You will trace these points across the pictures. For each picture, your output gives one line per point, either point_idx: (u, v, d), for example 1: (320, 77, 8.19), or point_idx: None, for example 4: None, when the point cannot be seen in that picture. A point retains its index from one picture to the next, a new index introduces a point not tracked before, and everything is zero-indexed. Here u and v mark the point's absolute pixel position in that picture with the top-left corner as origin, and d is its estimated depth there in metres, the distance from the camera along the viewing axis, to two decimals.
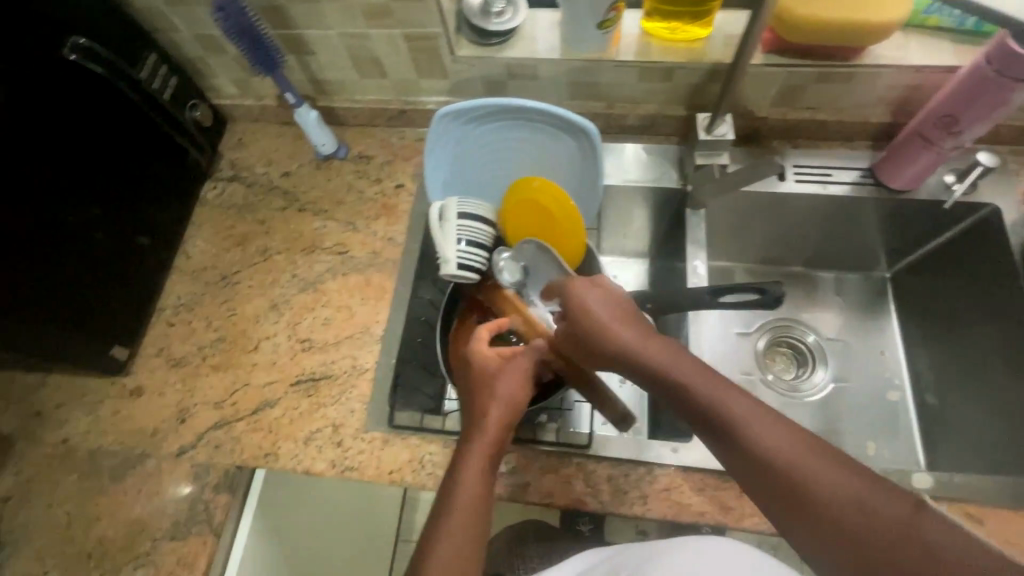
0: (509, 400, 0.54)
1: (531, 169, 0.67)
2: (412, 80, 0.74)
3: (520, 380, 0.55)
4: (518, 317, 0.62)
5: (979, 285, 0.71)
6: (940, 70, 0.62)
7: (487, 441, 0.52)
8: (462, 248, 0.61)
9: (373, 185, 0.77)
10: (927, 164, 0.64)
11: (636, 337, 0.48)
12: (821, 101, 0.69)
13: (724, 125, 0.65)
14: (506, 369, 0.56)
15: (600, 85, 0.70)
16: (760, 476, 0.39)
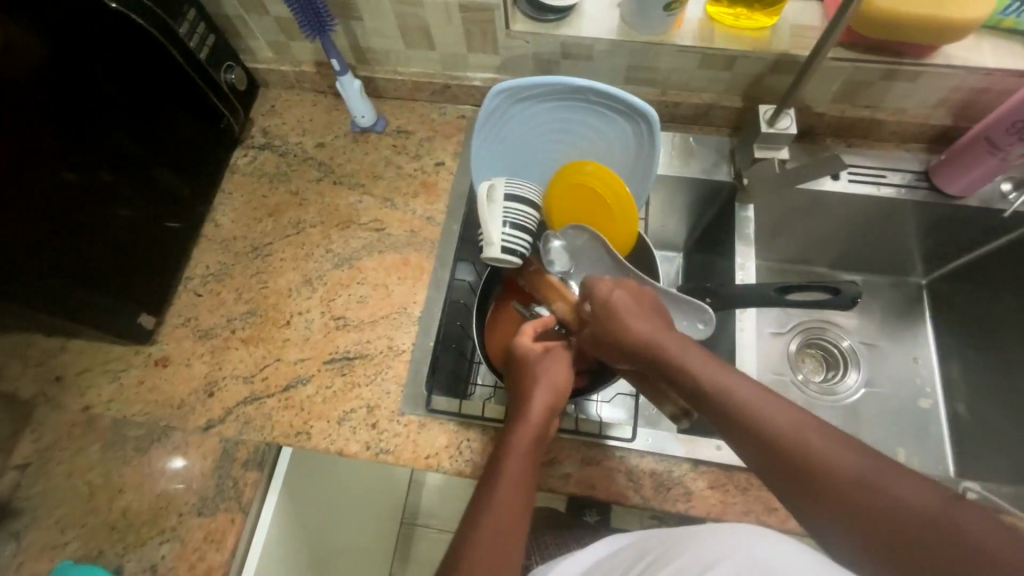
0: (554, 386, 0.53)
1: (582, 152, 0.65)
2: (461, 53, 0.71)
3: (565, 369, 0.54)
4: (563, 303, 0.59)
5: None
6: (1011, 73, 0.61)
7: (530, 427, 0.50)
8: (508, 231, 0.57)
9: (412, 161, 0.75)
10: (990, 171, 0.63)
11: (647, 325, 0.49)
12: (881, 100, 0.67)
13: (786, 118, 0.63)
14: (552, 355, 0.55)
15: (657, 69, 0.68)
16: (785, 470, 0.39)
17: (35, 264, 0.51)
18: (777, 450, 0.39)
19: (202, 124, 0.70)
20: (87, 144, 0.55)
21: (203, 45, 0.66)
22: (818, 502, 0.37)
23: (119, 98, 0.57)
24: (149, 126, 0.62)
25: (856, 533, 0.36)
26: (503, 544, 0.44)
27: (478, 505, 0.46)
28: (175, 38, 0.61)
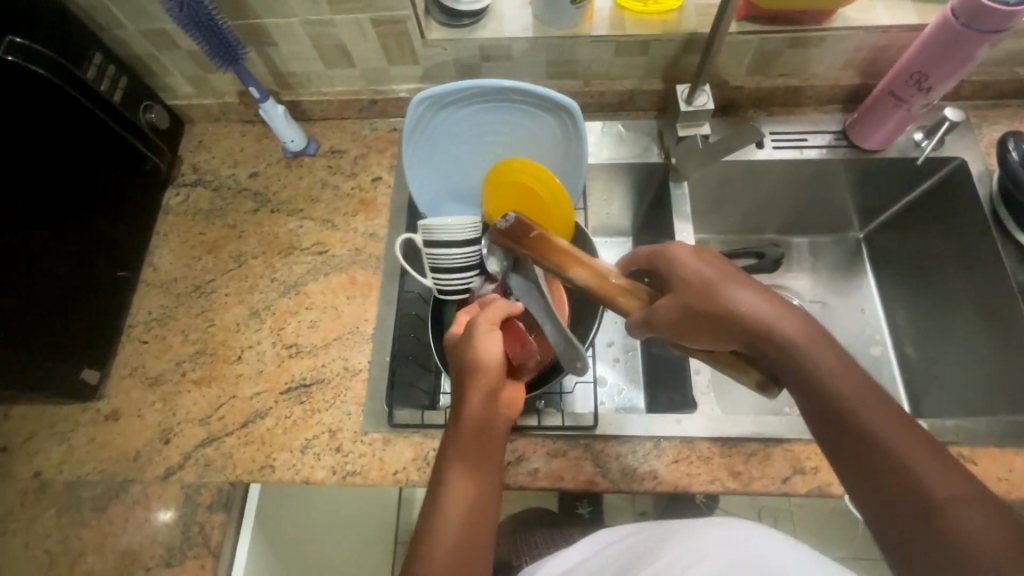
0: (479, 369, 0.50)
1: (512, 151, 0.66)
2: (382, 67, 0.71)
3: (491, 346, 0.51)
4: (576, 269, 0.53)
5: (948, 237, 0.73)
6: (905, 29, 0.64)
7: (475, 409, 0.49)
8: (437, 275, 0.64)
9: (348, 180, 0.75)
10: (900, 122, 0.66)
11: (754, 299, 0.47)
12: (791, 67, 0.70)
13: (703, 95, 0.66)
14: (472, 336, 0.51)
15: (577, 62, 0.69)
16: (837, 424, 0.44)
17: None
18: (843, 420, 0.43)
19: (128, 168, 0.69)
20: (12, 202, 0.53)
21: (115, 88, 0.65)
22: (901, 494, 0.40)
23: (41, 152, 0.56)
24: (75, 177, 0.60)
25: (877, 490, 0.42)
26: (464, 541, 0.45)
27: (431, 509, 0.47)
28: (82, 85, 0.60)
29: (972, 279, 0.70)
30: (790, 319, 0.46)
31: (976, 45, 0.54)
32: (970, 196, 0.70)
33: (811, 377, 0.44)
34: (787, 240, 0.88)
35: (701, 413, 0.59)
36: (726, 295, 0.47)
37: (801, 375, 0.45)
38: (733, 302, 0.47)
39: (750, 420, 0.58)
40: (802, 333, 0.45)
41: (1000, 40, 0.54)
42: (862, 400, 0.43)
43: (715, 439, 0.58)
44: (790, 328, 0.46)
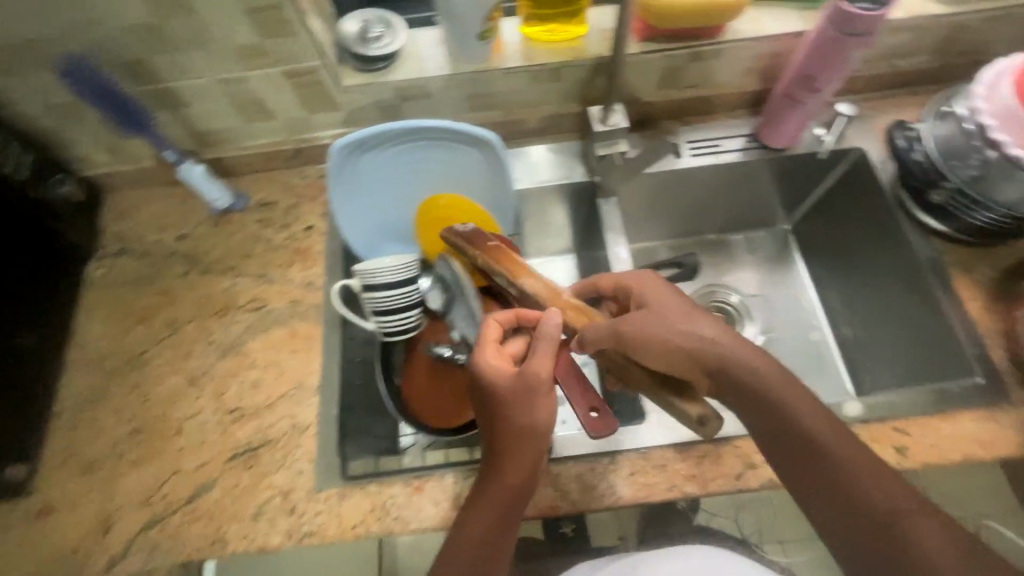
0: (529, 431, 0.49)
1: (442, 186, 0.67)
2: (302, 117, 0.71)
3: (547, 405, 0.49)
4: (529, 278, 0.56)
5: (859, 221, 0.78)
6: (792, 36, 0.68)
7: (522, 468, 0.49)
8: (376, 318, 0.64)
9: (281, 231, 0.73)
10: (800, 121, 0.70)
11: (714, 332, 0.50)
12: (698, 79, 0.73)
13: (617, 115, 0.68)
14: (529, 381, 0.48)
15: (495, 93, 0.71)
16: (790, 446, 0.48)
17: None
18: (800, 443, 0.48)
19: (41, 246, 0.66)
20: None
21: (20, 167, 0.62)
22: (851, 509, 0.46)
23: None
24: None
25: (830, 505, 0.47)
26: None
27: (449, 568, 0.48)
28: None
29: (888, 258, 0.74)
30: (754, 350, 0.49)
31: (851, 49, 0.58)
32: (873, 182, 0.74)
33: (774, 406, 0.48)
34: (724, 239, 0.91)
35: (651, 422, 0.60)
36: (688, 324, 0.50)
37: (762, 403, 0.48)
38: (692, 329, 0.49)
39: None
40: (767, 364, 0.49)
41: (870, 42, 0.58)
42: (824, 427, 0.48)
43: (667, 445, 0.59)
44: (756, 359, 0.49)
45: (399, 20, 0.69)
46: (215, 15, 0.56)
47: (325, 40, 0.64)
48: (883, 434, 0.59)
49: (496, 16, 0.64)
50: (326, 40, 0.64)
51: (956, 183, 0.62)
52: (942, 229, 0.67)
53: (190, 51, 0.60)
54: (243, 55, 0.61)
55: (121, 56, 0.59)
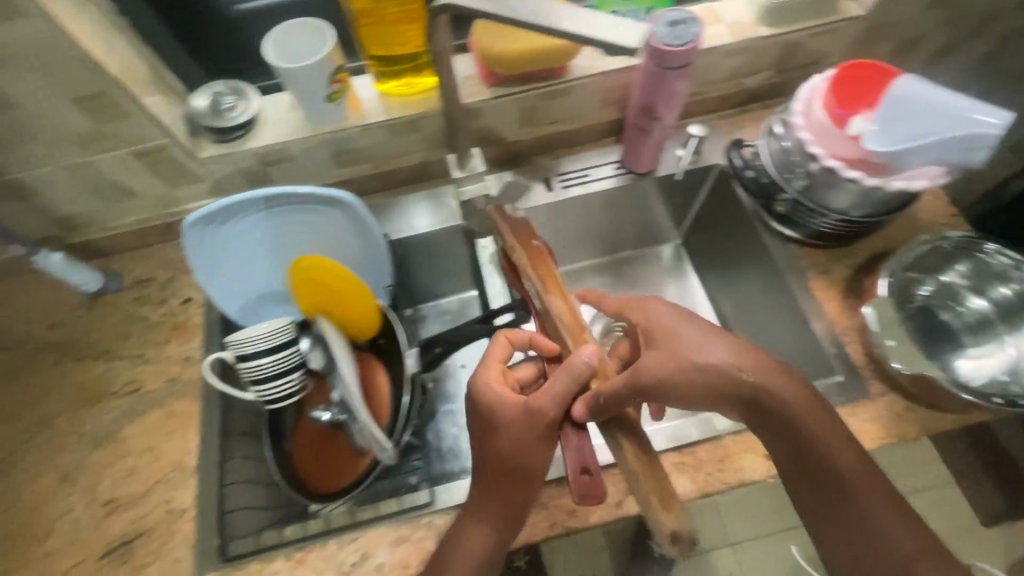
0: (510, 464, 0.50)
1: (311, 246, 0.67)
2: (168, 193, 0.71)
3: (528, 436, 0.49)
4: (560, 299, 0.57)
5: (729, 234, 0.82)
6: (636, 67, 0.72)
7: (511, 489, 0.51)
8: (253, 387, 0.63)
9: (157, 307, 0.72)
10: (652, 146, 0.74)
11: (757, 374, 0.51)
12: (557, 115, 0.77)
13: (475, 159, 0.70)
14: (522, 407, 0.50)
15: (358, 148, 0.72)
16: (816, 480, 0.51)
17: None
18: (827, 479, 0.51)
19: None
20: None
21: None
22: (863, 545, 0.49)
23: None
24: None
25: (841, 538, 0.50)
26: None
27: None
28: None
29: (758, 266, 0.77)
30: (786, 382, 0.51)
31: (674, 81, 0.62)
32: (732, 198, 0.78)
33: (806, 441, 0.51)
34: (631, 258, 0.94)
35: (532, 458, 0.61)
36: (722, 359, 0.51)
37: (796, 439, 0.51)
38: (717, 365, 0.50)
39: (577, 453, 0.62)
40: (794, 399, 0.51)
41: (693, 74, 0.61)
42: (845, 454, 0.51)
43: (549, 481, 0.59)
44: (790, 393, 0.51)
45: (249, 86, 0.69)
46: (41, 107, 0.56)
47: (171, 120, 0.64)
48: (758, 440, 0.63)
49: (343, 78, 0.64)
50: (172, 119, 0.64)
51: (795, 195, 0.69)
52: (796, 236, 0.71)
53: (27, 144, 0.59)
54: (86, 142, 0.61)
55: None
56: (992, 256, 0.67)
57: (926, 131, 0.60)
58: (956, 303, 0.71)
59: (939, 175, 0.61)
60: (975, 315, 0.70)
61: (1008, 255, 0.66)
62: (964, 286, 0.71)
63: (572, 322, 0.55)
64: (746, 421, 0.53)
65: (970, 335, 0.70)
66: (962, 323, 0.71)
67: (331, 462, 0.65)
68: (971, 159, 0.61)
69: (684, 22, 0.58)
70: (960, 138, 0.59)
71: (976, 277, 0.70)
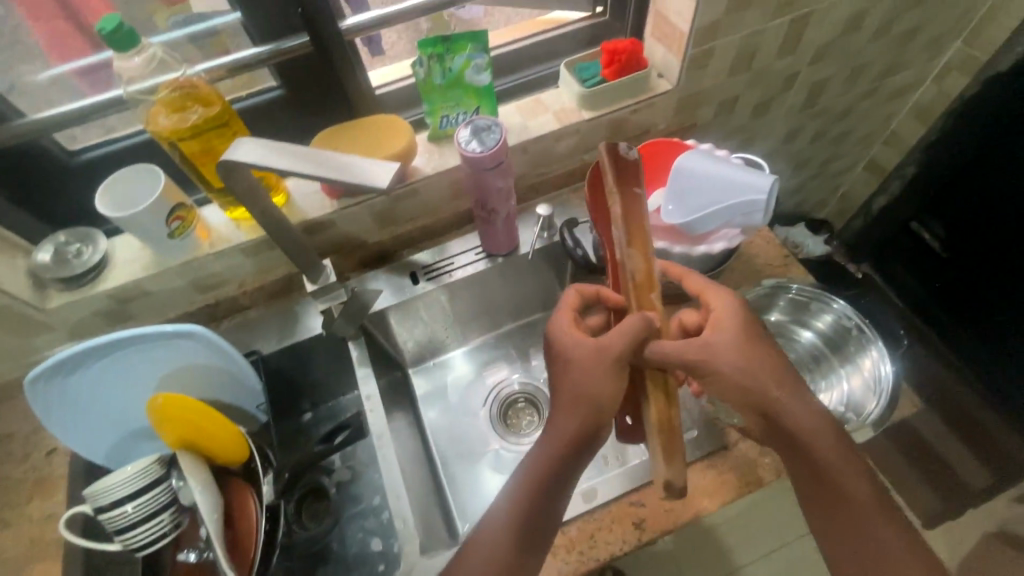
0: (573, 402, 0.69)
1: (167, 371, 0.80)
2: (22, 346, 0.85)
3: (591, 376, 0.68)
4: (642, 256, 0.71)
5: None
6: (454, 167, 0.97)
7: (563, 436, 0.69)
8: (119, 537, 0.68)
9: (21, 465, 0.84)
10: (488, 232, 0.98)
11: (786, 397, 0.69)
12: (406, 215, 1.02)
13: (326, 272, 0.88)
14: (593, 347, 0.69)
15: (222, 273, 0.91)
16: (820, 485, 0.69)
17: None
18: (835, 485, 0.68)
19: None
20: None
21: None
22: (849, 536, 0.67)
23: None
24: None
25: (838, 529, 0.68)
26: (523, 551, 0.67)
27: (507, 501, 0.69)
28: None
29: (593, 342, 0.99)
30: (812, 410, 0.70)
31: (469, 184, 0.86)
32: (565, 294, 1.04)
33: (821, 457, 0.68)
34: (510, 336, 1.20)
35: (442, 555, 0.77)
36: (764, 378, 0.69)
37: (813, 453, 0.68)
38: (744, 382, 0.69)
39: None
40: (824, 428, 0.69)
41: (505, 168, 0.84)
42: (846, 475, 0.68)
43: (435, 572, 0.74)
44: (812, 420, 0.69)
45: (99, 235, 0.85)
46: None
47: (19, 282, 0.80)
48: (626, 510, 0.83)
49: (184, 217, 0.83)
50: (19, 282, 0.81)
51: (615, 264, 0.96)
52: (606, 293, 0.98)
53: None
54: None
55: None
56: (799, 293, 0.95)
57: (711, 203, 0.83)
58: (792, 337, 0.98)
59: (734, 234, 0.86)
60: (805, 346, 0.97)
61: (808, 294, 0.94)
62: (791, 322, 0.99)
63: (642, 275, 0.71)
64: (766, 434, 0.72)
65: (807, 363, 0.96)
66: (800, 354, 0.97)
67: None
68: (753, 217, 0.82)
69: (486, 131, 0.81)
70: (733, 206, 0.82)
71: (797, 314, 0.98)
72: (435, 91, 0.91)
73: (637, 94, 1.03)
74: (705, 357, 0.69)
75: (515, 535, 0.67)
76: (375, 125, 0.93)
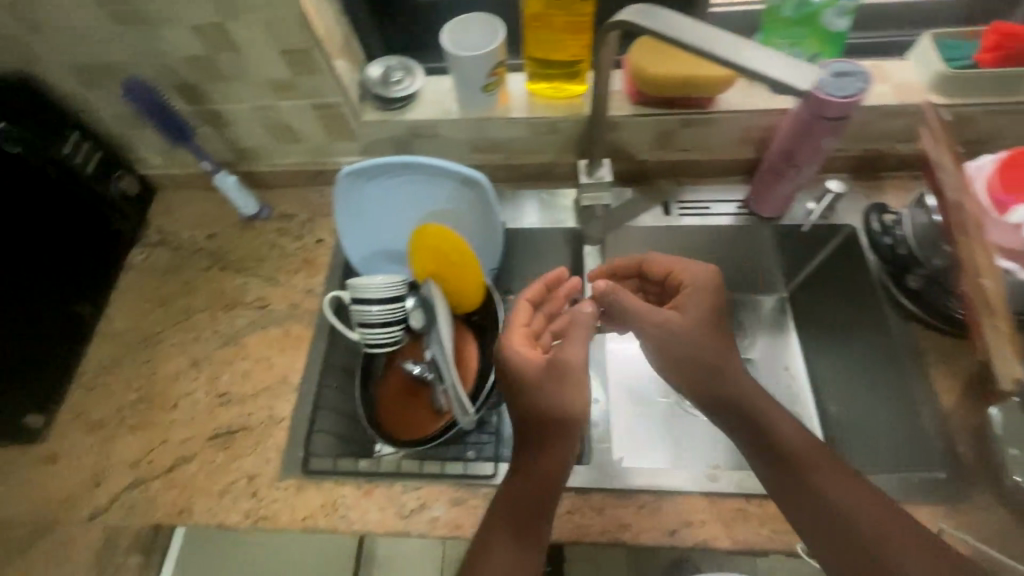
0: (571, 414, 0.54)
1: (435, 209, 0.73)
2: (259, 149, 0.80)
3: (580, 392, 0.55)
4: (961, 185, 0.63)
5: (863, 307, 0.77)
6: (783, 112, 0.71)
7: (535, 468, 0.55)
8: (357, 330, 0.71)
9: (291, 242, 0.82)
10: (765, 186, 0.73)
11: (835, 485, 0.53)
12: (690, 143, 0.76)
13: (603, 167, 0.71)
14: (549, 363, 0.55)
15: (496, 139, 0.77)
16: None
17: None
18: None
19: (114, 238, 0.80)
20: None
21: (90, 160, 0.74)
22: None
23: (40, 230, 0.69)
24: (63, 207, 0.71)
25: None
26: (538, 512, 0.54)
27: (506, 526, 0.54)
28: (62, 164, 0.70)
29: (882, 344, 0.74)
30: (777, 409, 0.59)
31: (821, 130, 0.61)
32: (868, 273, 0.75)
33: None
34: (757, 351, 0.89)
35: (594, 466, 0.62)
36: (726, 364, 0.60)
37: None
38: (707, 357, 0.59)
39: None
40: (786, 423, 0.58)
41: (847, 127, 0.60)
42: None
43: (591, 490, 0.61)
44: (788, 428, 0.57)
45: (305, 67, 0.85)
46: (243, 89, 0.70)
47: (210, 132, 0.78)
48: None
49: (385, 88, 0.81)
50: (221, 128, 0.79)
51: (932, 269, 0.69)
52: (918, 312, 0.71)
53: (232, 80, 0.69)
54: (278, 88, 0.70)
55: (228, 147, 0.80)
56: None
57: None
58: None
59: None
60: None
61: None
62: None
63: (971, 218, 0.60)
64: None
65: None
66: None
67: (421, 414, 0.68)
68: None
69: (852, 76, 0.57)
70: None
71: None
72: (776, 23, 0.69)
73: (1023, 94, 0.68)
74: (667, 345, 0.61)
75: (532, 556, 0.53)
76: None
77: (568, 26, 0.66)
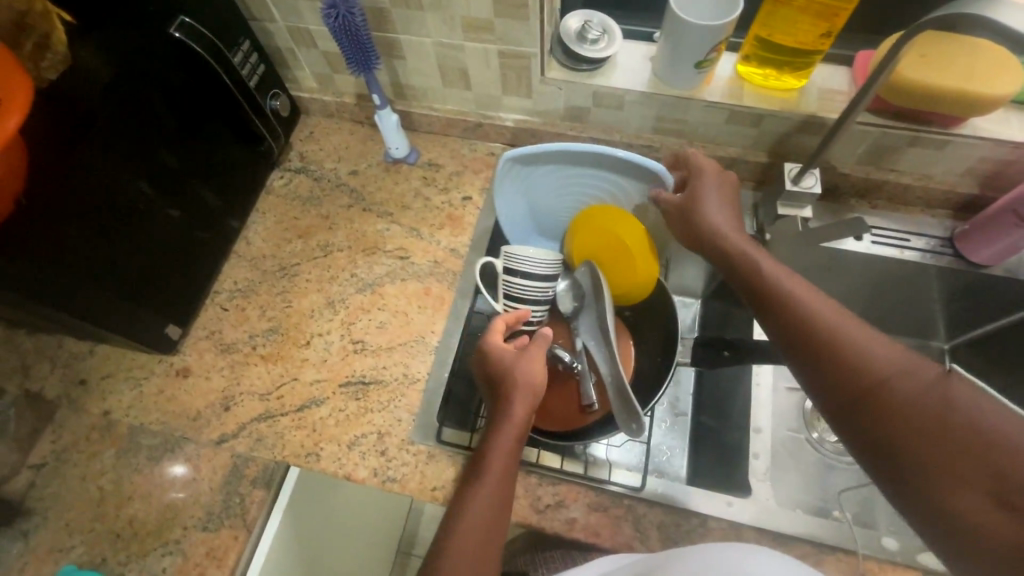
0: (531, 386, 0.52)
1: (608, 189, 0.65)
2: (423, 88, 0.75)
3: (540, 368, 0.54)
4: None
5: None
6: None
7: (514, 426, 0.50)
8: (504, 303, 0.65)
9: (437, 193, 0.77)
10: (998, 228, 0.64)
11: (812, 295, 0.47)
12: (905, 164, 0.67)
13: (812, 177, 0.64)
14: (523, 356, 0.54)
15: (685, 121, 0.69)
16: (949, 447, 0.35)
17: (92, 240, 0.53)
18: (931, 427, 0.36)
19: (258, 156, 0.77)
20: (140, 150, 0.57)
21: (254, 73, 0.70)
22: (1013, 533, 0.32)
23: (198, 139, 0.65)
24: (218, 114, 0.68)
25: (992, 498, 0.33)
26: (500, 484, 0.48)
27: (485, 484, 0.47)
28: (229, 67, 0.65)
29: None
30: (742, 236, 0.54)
31: None
32: None
33: (904, 404, 0.38)
34: None
35: (753, 500, 0.58)
36: (708, 197, 0.56)
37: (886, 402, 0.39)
38: (704, 204, 0.56)
39: (708, 500, 0.58)
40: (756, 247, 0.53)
41: None
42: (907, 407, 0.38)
43: (739, 524, 0.57)
44: (773, 269, 0.50)
45: None
46: (433, 23, 0.64)
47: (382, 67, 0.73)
48: None
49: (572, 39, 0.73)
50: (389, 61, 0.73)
51: None
52: None
53: (425, 11, 0.62)
54: (471, 26, 0.63)
55: (391, 80, 0.74)
56: None
57: None
58: None
59: None
60: None
61: None
62: None
63: None
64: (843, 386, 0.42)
65: None
66: None
67: (562, 408, 0.63)
68: None
69: None
70: None
71: None
72: None
73: None
74: (683, 209, 0.57)
75: (501, 529, 0.47)
76: (974, 55, 0.57)
77: (818, 14, 0.56)
